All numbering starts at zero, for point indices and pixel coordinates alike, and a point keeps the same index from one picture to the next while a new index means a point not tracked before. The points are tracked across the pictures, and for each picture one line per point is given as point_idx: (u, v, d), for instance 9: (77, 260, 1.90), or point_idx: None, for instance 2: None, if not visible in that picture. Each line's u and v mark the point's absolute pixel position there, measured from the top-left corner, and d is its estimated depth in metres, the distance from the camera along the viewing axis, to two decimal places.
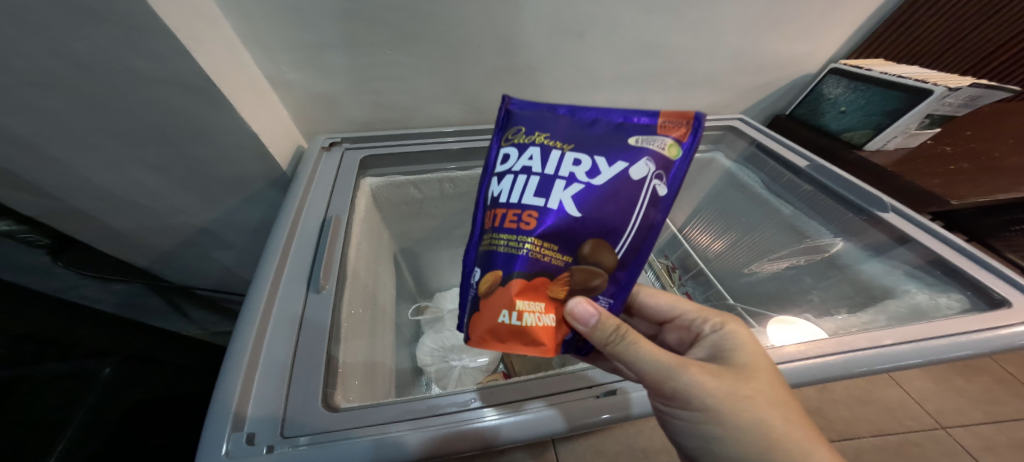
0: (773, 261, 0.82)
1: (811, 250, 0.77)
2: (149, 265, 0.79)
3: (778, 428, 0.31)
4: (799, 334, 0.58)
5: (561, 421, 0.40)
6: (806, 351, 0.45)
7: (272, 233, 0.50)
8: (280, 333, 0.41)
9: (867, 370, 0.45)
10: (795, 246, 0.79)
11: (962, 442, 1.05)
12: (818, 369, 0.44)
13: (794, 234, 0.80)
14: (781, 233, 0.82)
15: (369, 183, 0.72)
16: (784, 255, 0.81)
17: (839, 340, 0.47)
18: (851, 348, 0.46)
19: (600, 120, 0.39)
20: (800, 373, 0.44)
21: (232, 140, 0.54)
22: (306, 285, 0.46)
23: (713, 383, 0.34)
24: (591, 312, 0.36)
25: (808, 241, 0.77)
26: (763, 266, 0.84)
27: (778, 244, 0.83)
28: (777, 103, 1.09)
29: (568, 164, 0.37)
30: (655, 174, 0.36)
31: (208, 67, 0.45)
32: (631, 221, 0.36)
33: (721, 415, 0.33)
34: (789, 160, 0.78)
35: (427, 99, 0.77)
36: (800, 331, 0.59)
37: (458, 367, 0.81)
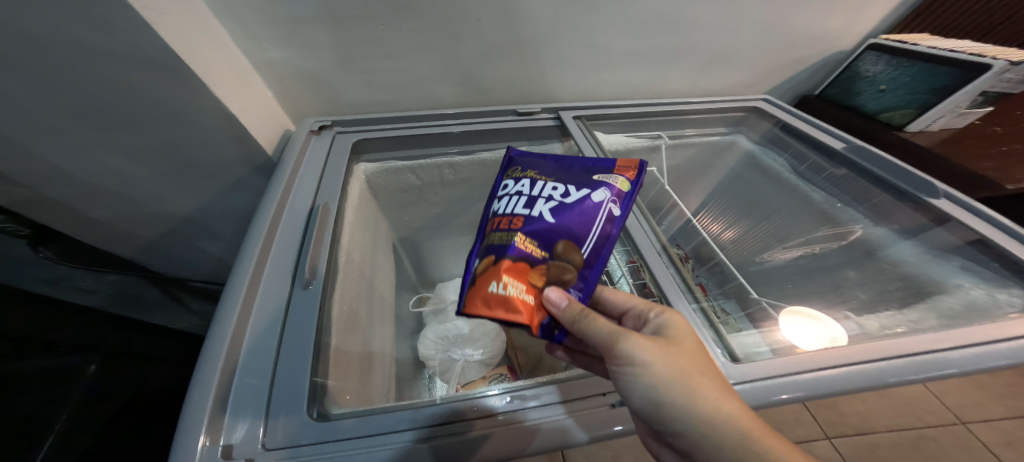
0: (787, 249, 0.75)
1: (834, 236, 0.70)
2: (137, 256, 0.77)
3: (702, 389, 0.29)
4: (816, 332, 0.50)
5: (579, 431, 0.35)
6: (848, 358, 0.40)
7: (255, 222, 0.46)
8: (260, 334, 0.38)
9: (899, 381, 0.40)
10: (813, 234, 0.74)
11: (982, 437, 0.99)
12: (859, 378, 0.39)
13: (814, 223, 0.75)
14: (798, 222, 0.77)
15: (363, 169, 0.67)
16: (799, 244, 0.74)
17: (882, 344, 0.41)
18: (897, 353, 0.40)
19: (577, 164, 0.44)
20: (841, 383, 0.39)
21: (208, 122, 0.50)
22: (290, 280, 0.42)
23: (638, 338, 0.31)
24: (563, 297, 0.34)
25: (829, 228, 0.72)
26: (777, 254, 0.75)
27: (791, 234, 0.77)
28: (805, 82, 1.00)
29: (547, 190, 0.41)
30: (611, 200, 0.40)
31: (174, 42, 0.41)
32: (592, 230, 0.37)
33: (662, 384, 0.30)
34: (822, 143, 0.71)
35: (422, 78, 0.72)
36: (818, 328, 0.51)
37: (461, 361, 0.77)
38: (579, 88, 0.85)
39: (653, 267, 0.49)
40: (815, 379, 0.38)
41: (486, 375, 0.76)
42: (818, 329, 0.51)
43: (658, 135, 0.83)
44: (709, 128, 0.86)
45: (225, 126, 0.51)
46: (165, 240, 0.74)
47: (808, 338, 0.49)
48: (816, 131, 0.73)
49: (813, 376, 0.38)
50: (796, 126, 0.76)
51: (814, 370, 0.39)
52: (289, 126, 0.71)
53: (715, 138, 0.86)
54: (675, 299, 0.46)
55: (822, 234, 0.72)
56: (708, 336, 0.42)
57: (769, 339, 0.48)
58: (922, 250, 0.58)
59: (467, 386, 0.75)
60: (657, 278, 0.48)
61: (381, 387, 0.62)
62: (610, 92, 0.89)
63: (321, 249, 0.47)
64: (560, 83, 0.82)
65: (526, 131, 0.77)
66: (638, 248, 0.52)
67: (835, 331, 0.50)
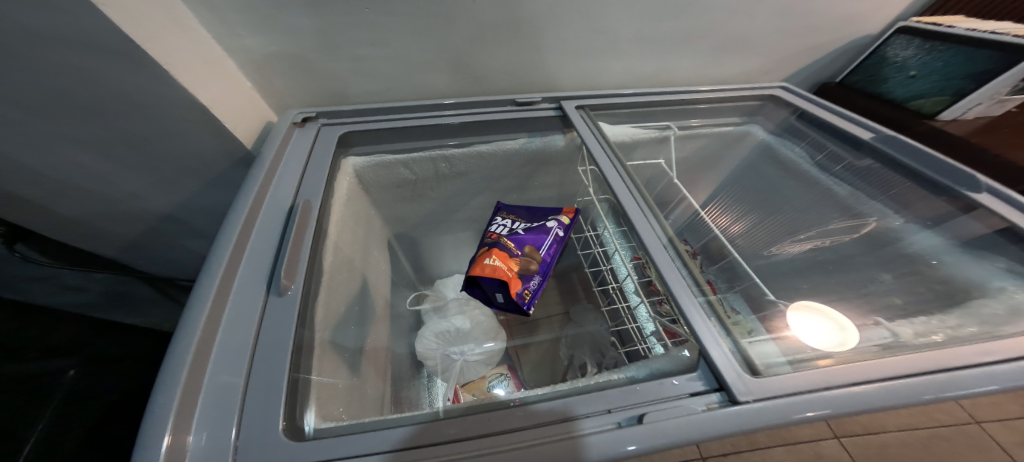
0: (798, 243, 0.69)
1: (844, 230, 0.66)
2: (117, 256, 0.75)
3: None
4: (827, 336, 0.45)
5: (592, 454, 0.30)
6: (887, 368, 0.35)
7: (229, 216, 0.42)
8: (231, 345, 0.34)
9: (935, 399, 0.34)
10: (825, 226, 0.69)
11: (997, 437, 0.95)
12: (904, 392, 0.34)
13: (829, 215, 0.69)
14: (809, 214, 0.72)
15: (352, 163, 0.64)
16: (809, 238, 0.69)
17: (920, 355, 0.36)
18: (942, 367, 0.35)
19: (539, 209, 0.70)
20: (880, 402, 0.34)
21: (175, 112, 0.46)
22: (266, 285, 0.39)
23: None
24: None
25: (843, 219, 0.67)
26: (788, 248, 0.69)
27: (800, 226, 0.72)
28: (825, 69, 0.94)
29: (519, 224, 0.66)
30: (558, 226, 0.66)
31: (127, 25, 0.37)
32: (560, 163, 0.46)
33: None
34: (849, 132, 0.65)
35: (412, 66, 0.67)
36: (830, 328, 0.47)
37: (460, 361, 0.73)
38: (581, 77, 0.80)
39: (661, 266, 0.45)
40: (849, 396, 0.33)
41: (488, 374, 0.73)
42: (830, 329, 0.47)
43: (667, 125, 0.78)
44: (723, 118, 0.80)
45: (196, 117, 0.48)
46: (144, 239, 0.72)
47: (818, 338, 0.45)
48: (842, 121, 0.67)
49: (844, 392, 0.33)
50: (820, 115, 0.70)
51: (844, 385, 0.34)
52: (271, 118, 0.67)
53: (727, 129, 0.80)
54: (685, 300, 0.41)
55: (838, 225, 0.67)
56: (727, 347, 0.37)
57: (788, 347, 0.42)
58: (955, 248, 0.53)
59: (466, 387, 0.71)
60: (665, 277, 0.44)
61: (375, 391, 0.59)
62: (614, 81, 0.83)
63: (301, 251, 0.43)
64: (560, 70, 0.77)
65: (525, 122, 0.73)
66: (645, 245, 0.48)
67: (851, 331, 0.46)
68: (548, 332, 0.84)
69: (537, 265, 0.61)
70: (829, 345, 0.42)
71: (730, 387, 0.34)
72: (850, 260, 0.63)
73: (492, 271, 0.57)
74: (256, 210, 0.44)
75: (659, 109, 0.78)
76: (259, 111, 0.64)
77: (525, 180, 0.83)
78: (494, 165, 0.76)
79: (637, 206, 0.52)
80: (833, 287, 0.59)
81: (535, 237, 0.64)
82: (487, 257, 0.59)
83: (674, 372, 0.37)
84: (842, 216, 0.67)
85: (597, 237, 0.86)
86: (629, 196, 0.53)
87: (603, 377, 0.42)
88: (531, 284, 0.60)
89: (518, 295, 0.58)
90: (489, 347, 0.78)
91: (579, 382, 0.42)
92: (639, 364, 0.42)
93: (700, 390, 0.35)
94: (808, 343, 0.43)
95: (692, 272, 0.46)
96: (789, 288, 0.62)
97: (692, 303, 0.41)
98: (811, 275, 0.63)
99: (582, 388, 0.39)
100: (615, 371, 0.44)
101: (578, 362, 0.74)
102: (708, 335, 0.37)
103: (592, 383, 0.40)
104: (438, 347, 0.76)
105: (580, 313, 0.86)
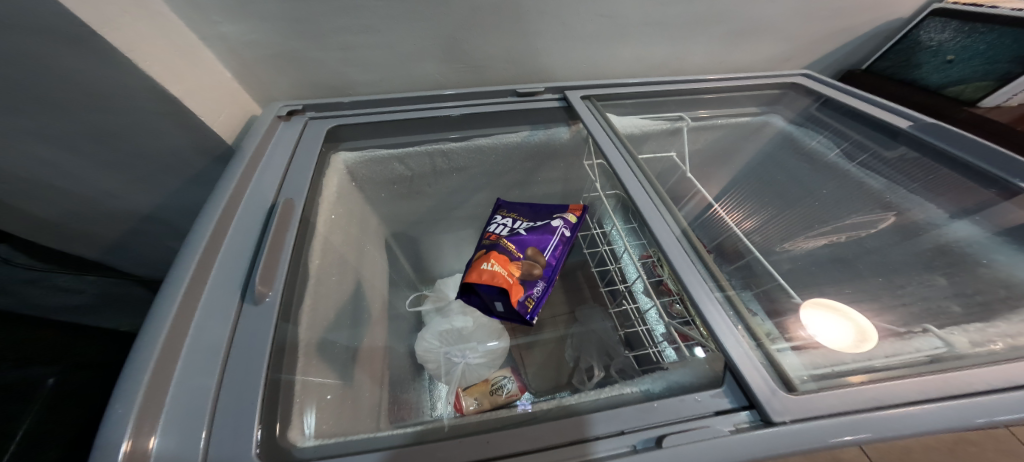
0: (814, 237, 0.61)
1: (858, 225, 0.60)
2: (103, 257, 0.73)
3: None
4: (840, 337, 0.39)
5: None
6: (950, 382, 0.30)
7: (203, 212, 0.38)
8: (197, 363, 0.30)
9: (990, 423, 0.29)
10: (841, 221, 0.62)
11: None
12: (970, 413, 0.28)
13: (843, 210, 0.63)
14: (821, 210, 0.65)
15: (343, 159, 0.60)
16: (822, 233, 0.62)
17: (988, 370, 0.30)
18: (1015, 384, 0.30)
19: (544, 206, 0.66)
20: (941, 426, 0.28)
21: (138, 100, 0.44)
22: (240, 294, 0.35)
23: None
24: None
25: (859, 215, 0.61)
26: (801, 244, 0.61)
27: (810, 222, 0.64)
28: (851, 56, 0.88)
29: (522, 223, 0.62)
30: (563, 225, 0.62)
31: (76, 5, 0.34)
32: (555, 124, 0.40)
33: None
34: (884, 122, 0.60)
35: (405, 56, 0.63)
36: (848, 328, 0.41)
37: (461, 364, 0.69)
38: (586, 66, 0.76)
39: (677, 265, 0.40)
40: (908, 418, 0.28)
41: (489, 378, 0.68)
42: (848, 332, 0.41)
43: (679, 116, 0.73)
44: (740, 108, 0.75)
45: (166, 109, 0.46)
46: (129, 239, 0.69)
47: (831, 336, 0.40)
48: (875, 109, 0.62)
49: (902, 413, 0.28)
50: (851, 104, 0.65)
51: (899, 405, 0.28)
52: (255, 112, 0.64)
53: (745, 119, 0.75)
54: (706, 303, 0.36)
55: (860, 219, 0.61)
56: (757, 360, 0.32)
57: (822, 354, 0.35)
58: (1004, 242, 0.47)
59: (468, 391, 0.66)
60: (683, 279, 0.38)
61: (370, 398, 0.56)
62: (622, 71, 0.79)
63: (280, 254, 0.39)
64: (564, 59, 0.73)
65: (526, 113, 0.69)
66: (658, 242, 0.42)
67: (871, 336, 0.40)
68: (552, 331, 0.80)
69: (541, 270, 0.57)
70: (840, 346, 0.37)
71: (764, 406, 0.29)
72: (895, 258, 0.55)
73: (490, 278, 0.53)
74: (232, 209, 0.40)
75: (670, 99, 0.73)
76: (242, 104, 0.61)
77: (527, 175, 0.79)
78: (495, 160, 0.72)
79: (650, 200, 0.47)
80: (866, 279, 0.53)
81: (539, 238, 0.59)
82: (485, 262, 0.55)
83: (697, 385, 0.33)
84: (859, 212, 0.62)
85: (604, 234, 0.81)
86: (641, 190, 0.48)
87: (614, 391, 0.38)
88: (535, 291, 0.56)
89: (520, 304, 0.54)
90: (493, 347, 0.74)
91: (588, 396, 0.38)
92: (655, 375, 0.38)
93: (727, 409, 0.30)
94: (819, 342, 0.38)
95: (712, 272, 0.40)
96: (809, 281, 0.53)
97: (715, 307, 0.36)
98: (842, 264, 0.56)
99: (590, 405, 0.35)
100: (626, 383, 0.40)
101: (585, 365, 0.69)
102: (736, 345, 0.32)
103: (603, 398, 0.36)
104: (439, 347, 0.72)
105: (586, 313, 0.81)
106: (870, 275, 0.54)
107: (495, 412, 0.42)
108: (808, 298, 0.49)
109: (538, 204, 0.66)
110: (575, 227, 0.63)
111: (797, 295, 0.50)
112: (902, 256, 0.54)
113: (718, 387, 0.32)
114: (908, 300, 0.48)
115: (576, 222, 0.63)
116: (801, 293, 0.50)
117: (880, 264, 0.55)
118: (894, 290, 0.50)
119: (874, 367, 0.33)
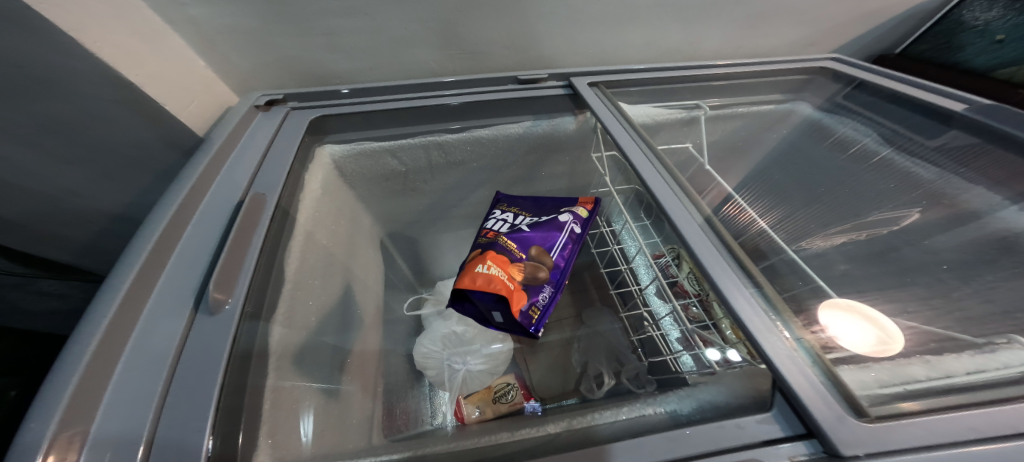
0: (829, 235, 0.54)
1: (875, 223, 0.54)
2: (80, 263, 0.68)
3: None
4: (857, 335, 0.34)
5: None
6: None
7: (158, 208, 0.33)
8: (133, 385, 0.24)
9: None
10: (860, 218, 0.56)
11: None
12: None
13: (861, 206, 0.57)
14: (840, 204, 0.59)
15: (330, 152, 0.56)
16: (840, 231, 0.55)
17: None
18: None
19: (550, 200, 0.61)
20: None
21: (83, 81, 0.39)
22: (192, 302, 0.30)
23: None
24: None
25: (880, 211, 0.55)
26: (817, 242, 0.53)
27: (825, 219, 0.57)
28: (883, 39, 0.82)
29: (524, 218, 0.57)
30: (572, 221, 0.57)
31: None
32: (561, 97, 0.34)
33: None
34: (935, 106, 0.55)
35: (396, 41, 0.59)
36: (869, 328, 0.36)
37: (462, 371, 0.64)
38: (594, 51, 0.70)
39: (706, 263, 0.33)
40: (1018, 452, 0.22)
41: (493, 385, 0.64)
42: (869, 334, 0.35)
43: (696, 104, 0.67)
44: (763, 95, 0.70)
45: (118, 96, 0.42)
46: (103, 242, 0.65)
47: (852, 336, 0.34)
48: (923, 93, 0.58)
49: (1012, 447, 0.22)
50: (894, 88, 0.60)
51: (1005, 438, 0.23)
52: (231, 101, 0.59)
53: (770, 107, 0.70)
54: (743, 306, 0.30)
55: (897, 211, 0.54)
56: (812, 372, 0.26)
57: (887, 370, 0.30)
58: None
59: (469, 398, 0.62)
60: (715, 280, 0.32)
61: (359, 413, 0.50)
62: (631, 57, 0.73)
63: (244, 257, 0.34)
64: (569, 44, 0.67)
65: (530, 102, 0.64)
66: (682, 236, 0.36)
67: (894, 339, 0.35)
68: (558, 333, 0.74)
69: (547, 274, 0.51)
70: (860, 349, 0.32)
71: (828, 438, 0.23)
72: (944, 253, 0.49)
73: (486, 284, 0.47)
74: (191, 205, 0.35)
75: (687, 85, 0.68)
76: (215, 93, 0.56)
77: (531, 169, 0.74)
78: (495, 152, 0.67)
79: (669, 190, 0.42)
80: (916, 280, 0.47)
81: (545, 236, 0.54)
82: (481, 264, 0.49)
83: (737, 409, 0.27)
84: (884, 207, 0.55)
85: (613, 233, 0.75)
86: (660, 179, 0.43)
87: (632, 413, 0.32)
88: (540, 299, 0.50)
89: (523, 314, 0.48)
90: (496, 350, 0.67)
91: (600, 419, 0.33)
92: (681, 393, 0.33)
93: (778, 438, 0.25)
94: (837, 341, 0.32)
95: (747, 271, 0.33)
96: (853, 282, 0.47)
97: (753, 308, 0.30)
98: (883, 262, 0.51)
99: (608, 433, 0.29)
100: (645, 402, 0.34)
101: (592, 371, 0.64)
102: (783, 356, 0.27)
103: (621, 423, 0.31)
104: (440, 350, 0.66)
105: (594, 315, 0.75)
106: (917, 274, 0.48)
107: (493, 437, 0.36)
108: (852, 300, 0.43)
109: (543, 198, 0.61)
110: (585, 223, 0.58)
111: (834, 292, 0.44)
112: (953, 253, 0.48)
113: (764, 411, 0.26)
114: (965, 305, 0.42)
115: (586, 217, 0.58)
116: (845, 295, 0.44)
117: (930, 261, 0.49)
118: (948, 293, 0.44)
119: (950, 384, 0.27)
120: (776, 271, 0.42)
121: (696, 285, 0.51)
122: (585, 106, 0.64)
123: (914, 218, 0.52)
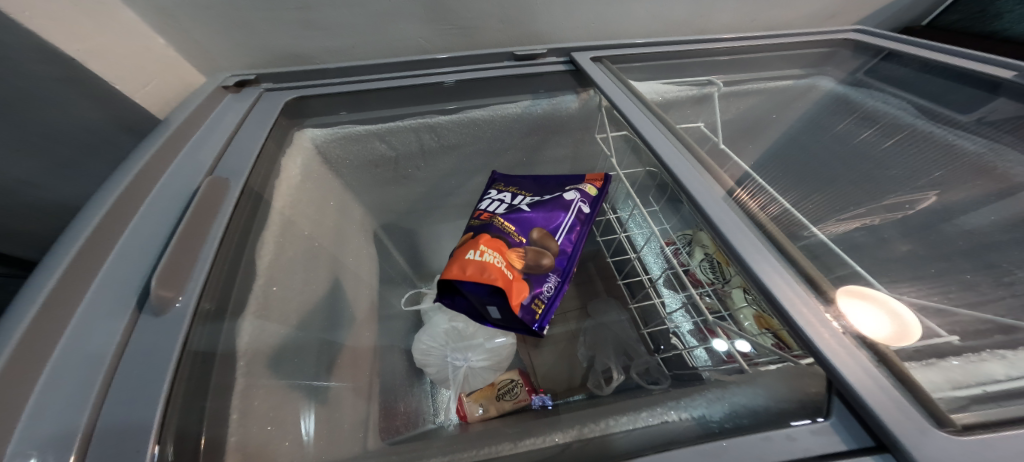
0: (840, 221, 0.46)
1: (891, 207, 0.49)
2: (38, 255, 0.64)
3: None
4: (870, 320, 0.27)
5: None
6: None
7: (98, 196, 0.29)
8: (57, 401, 0.20)
9: None
10: (878, 201, 0.50)
11: None
12: None
13: (880, 189, 0.52)
14: (859, 184, 0.54)
15: (310, 136, 0.51)
16: (856, 215, 0.48)
17: None
18: None
19: (552, 180, 0.56)
20: None
21: (17, 55, 0.36)
22: (134, 302, 0.25)
23: None
24: None
25: (899, 194, 0.50)
26: (833, 228, 0.44)
27: (839, 202, 0.50)
28: (911, 9, 0.76)
29: (523, 199, 0.52)
30: (579, 200, 0.52)
31: None
32: None
33: None
34: (979, 73, 0.50)
35: (379, 16, 0.54)
36: (885, 320, 0.28)
37: (464, 367, 0.59)
38: (597, 25, 0.65)
39: (737, 244, 0.29)
40: None
41: (495, 381, 0.60)
42: (885, 325, 0.27)
43: (708, 80, 0.62)
44: (777, 71, 0.65)
45: (63, 73, 0.39)
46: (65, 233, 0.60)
47: (867, 322, 0.27)
48: (962, 61, 0.53)
49: None
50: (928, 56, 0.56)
51: None
52: (197, 84, 0.55)
53: (788, 83, 0.65)
54: (782, 288, 0.25)
55: (930, 185, 0.49)
56: (870, 362, 0.22)
57: (957, 368, 0.25)
58: None
59: (472, 395, 0.59)
60: (745, 260, 0.28)
61: (352, 412, 0.47)
62: (638, 31, 0.67)
63: (201, 248, 0.30)
64: (570, 17, 0.62)
65: (528, 80, 0.59)
66: (706, 215, 0.32)
67: (910, 337, 0.28)
68: (564, 326, 0.70)
69: (551, 260, 0.47)
70: (873, 336, 0.25)
71: (907, 455, 0.19)
72: (989, 231, 0.44)
73: (477, 273, 0.43)
74: (137, 195, 0.31)
75: (699, 59, 0.62)
76: (176, 74, 0.52)
77: (531, 153, 0.69)
78: (491, 135, 0.62)
79: (688, 164, 0.37)
80: (961, 263, 0.42)
81: (547, 218, 0.50)
82: (472, 250, 0.45)
83: (782, 416, 0.23)
84: (902, 188, 0.51)
85: (619, 221, 0.70)
86: (677, 154, 0.38)
87: (653, 419, 0.28)
88: (543, 290, 0.45)
89: (524, 306, 0.43)
90: (501, 344, 0.62)
91: (619, 426, 0.29)
92: (710, 395, 0.29)
93: (841, 451, 0.20)
94: (855, 328, 0.25)
95: (787, 254, 0.28)
96: (892, 265, 0.42)
97: (792, 290, 0.25)
98: (922, 242, 0.46)
99: (630, 448, 0.25)
100: (666, 406, 0.30)
101: (600, 366, 0.60)
102: (832, 342, 0.23)
103: (644, 432, 0.26)
104: (441, 346, 0.61)
105: (601, 307, 0.70)
106: (961, 255, 0.43)
107: (493, 447, 0.32)
108: (897, 287, 0.38)
109: (544, 176, 0.57)
110: (594, 200, 0.53)
111: (877, 282, 0.38)
112: (1001, 233, 0.43)
113: (822, 419, 0.22)
114: (1022, 290, 0.37)
115: (595, 194, 0.54)
116: (889, 282, 0.39)
117: (976, 241, 0.44)
118: (999, 278, 0.40)
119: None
120: (816, 252, 0.36)
121: (712, 274, 0.48)
122: (588, 83, 0.59)
123: (955, 194, 0.48)
